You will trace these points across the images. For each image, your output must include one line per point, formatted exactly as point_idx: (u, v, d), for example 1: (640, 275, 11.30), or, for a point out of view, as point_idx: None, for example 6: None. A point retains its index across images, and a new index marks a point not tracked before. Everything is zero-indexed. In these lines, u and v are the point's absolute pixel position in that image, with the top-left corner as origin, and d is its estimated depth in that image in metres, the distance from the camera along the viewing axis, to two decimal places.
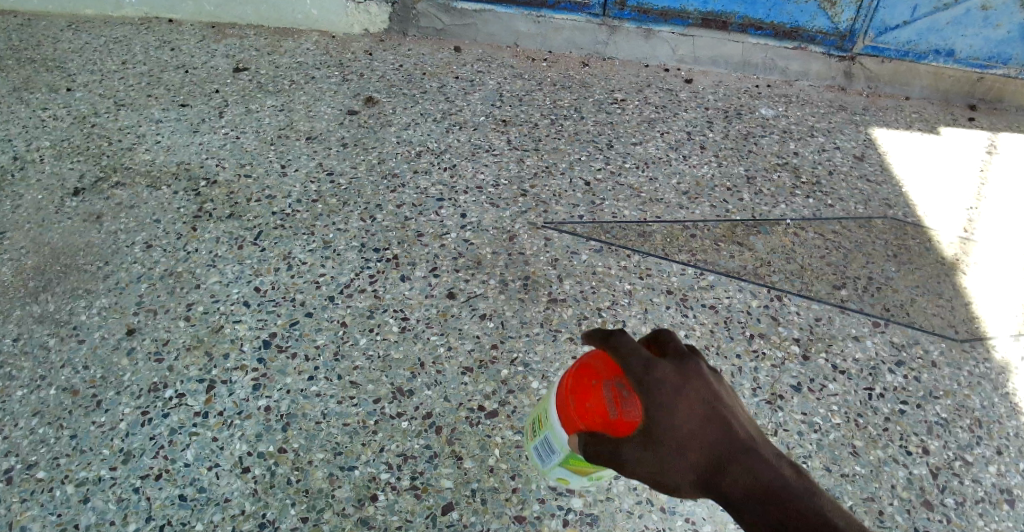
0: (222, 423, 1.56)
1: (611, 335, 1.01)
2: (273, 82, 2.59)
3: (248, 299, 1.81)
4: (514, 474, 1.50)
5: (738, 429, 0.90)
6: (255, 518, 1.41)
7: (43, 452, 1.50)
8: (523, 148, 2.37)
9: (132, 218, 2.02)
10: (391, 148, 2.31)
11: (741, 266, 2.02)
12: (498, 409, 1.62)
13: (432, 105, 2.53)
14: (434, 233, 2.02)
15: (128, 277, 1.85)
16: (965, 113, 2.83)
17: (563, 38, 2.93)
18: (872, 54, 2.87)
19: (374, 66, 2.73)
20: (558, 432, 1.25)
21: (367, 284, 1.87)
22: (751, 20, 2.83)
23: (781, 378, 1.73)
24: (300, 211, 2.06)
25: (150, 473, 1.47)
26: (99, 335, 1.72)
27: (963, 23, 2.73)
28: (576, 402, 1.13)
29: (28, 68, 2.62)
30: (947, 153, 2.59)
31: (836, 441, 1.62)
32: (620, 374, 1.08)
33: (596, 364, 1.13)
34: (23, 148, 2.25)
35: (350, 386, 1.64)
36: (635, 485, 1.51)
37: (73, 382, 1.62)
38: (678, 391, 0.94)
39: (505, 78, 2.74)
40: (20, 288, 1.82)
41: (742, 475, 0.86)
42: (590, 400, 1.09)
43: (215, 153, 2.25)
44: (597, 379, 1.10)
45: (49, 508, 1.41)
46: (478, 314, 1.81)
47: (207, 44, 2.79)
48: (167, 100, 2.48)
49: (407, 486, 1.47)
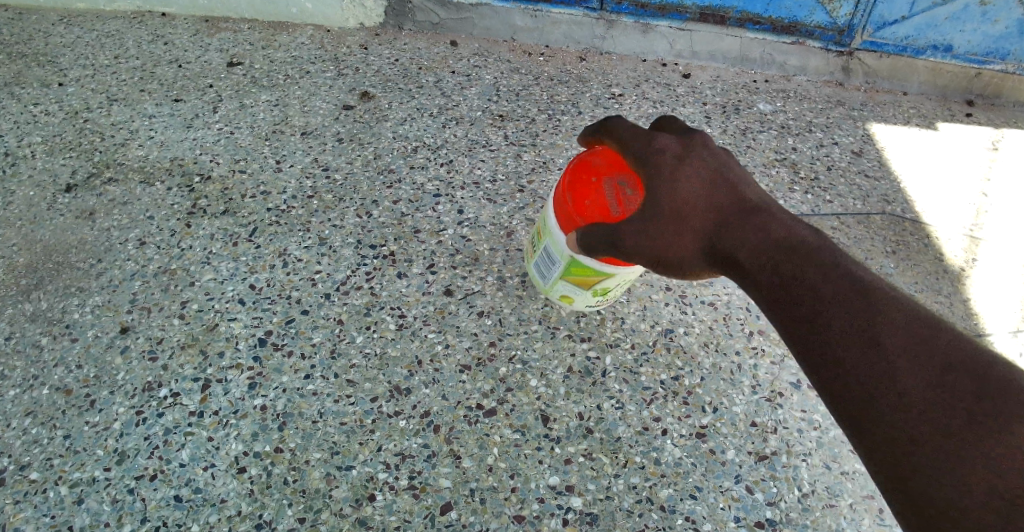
0: (217, 422, 1.54)
1: (613, 122, 1.32)
2: (268, 76, 2.56)
3: (243, 297, 1.79)
4: (512, 473, 1.50)
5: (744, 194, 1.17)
6: (251, 519, 1.41)
7: (36, 452, 1.49)
8: (520, 143, 2.35)
9: (125, 215, 1.99)
10: (388, 143, 2.29)
11: None
12: (497, 407, 1.61)
13: (428, 100, 2.51)
14: (431, 229, 2.00)
15: (121, 274, 1.83)
16: (963, 109, 2.83)
17: (560, 33, 2.90)
18: (870, 49, 2.86)
19: (369, 60, 2.70)
20: (555, 239, 1.55)
21: (363, 281, 1.85)
22: (749, 15, 2.82)
23: (780, 375, 1.73)
24: (295, 208, 2.04)
25: (145, 473, 1.47)
26: (92, 333, 1.70)
27: (961, 19, 2.73)
28: (574, 200, 1.44)
29: (20, 63, 2.59)
30: (945, 148, 2.59)
31: (835, 439, 1.63)
32: (612, 171, 1.41)
33: (593, 164, 1.44)
34: (14, 144, 2.22)
35: (346, 384, 1.62)
36: (635, 484, 1.51)
37: (66, 381, 1.60)
38: (680, 158, 1.21)
39: (501, 73, 2.72)
40: (12, 286, 1.80)
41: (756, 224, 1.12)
42: (591, 195, 1.41)
43: (209, 149, 2.22)
44: (597, 177, 1.42)
45: (42, 510, 1.41)
46: (476, 311, 1.80)
47: (200, 38, 2.76)
48: (160, 95, 2.45)
49: (405, 486, 1.47)
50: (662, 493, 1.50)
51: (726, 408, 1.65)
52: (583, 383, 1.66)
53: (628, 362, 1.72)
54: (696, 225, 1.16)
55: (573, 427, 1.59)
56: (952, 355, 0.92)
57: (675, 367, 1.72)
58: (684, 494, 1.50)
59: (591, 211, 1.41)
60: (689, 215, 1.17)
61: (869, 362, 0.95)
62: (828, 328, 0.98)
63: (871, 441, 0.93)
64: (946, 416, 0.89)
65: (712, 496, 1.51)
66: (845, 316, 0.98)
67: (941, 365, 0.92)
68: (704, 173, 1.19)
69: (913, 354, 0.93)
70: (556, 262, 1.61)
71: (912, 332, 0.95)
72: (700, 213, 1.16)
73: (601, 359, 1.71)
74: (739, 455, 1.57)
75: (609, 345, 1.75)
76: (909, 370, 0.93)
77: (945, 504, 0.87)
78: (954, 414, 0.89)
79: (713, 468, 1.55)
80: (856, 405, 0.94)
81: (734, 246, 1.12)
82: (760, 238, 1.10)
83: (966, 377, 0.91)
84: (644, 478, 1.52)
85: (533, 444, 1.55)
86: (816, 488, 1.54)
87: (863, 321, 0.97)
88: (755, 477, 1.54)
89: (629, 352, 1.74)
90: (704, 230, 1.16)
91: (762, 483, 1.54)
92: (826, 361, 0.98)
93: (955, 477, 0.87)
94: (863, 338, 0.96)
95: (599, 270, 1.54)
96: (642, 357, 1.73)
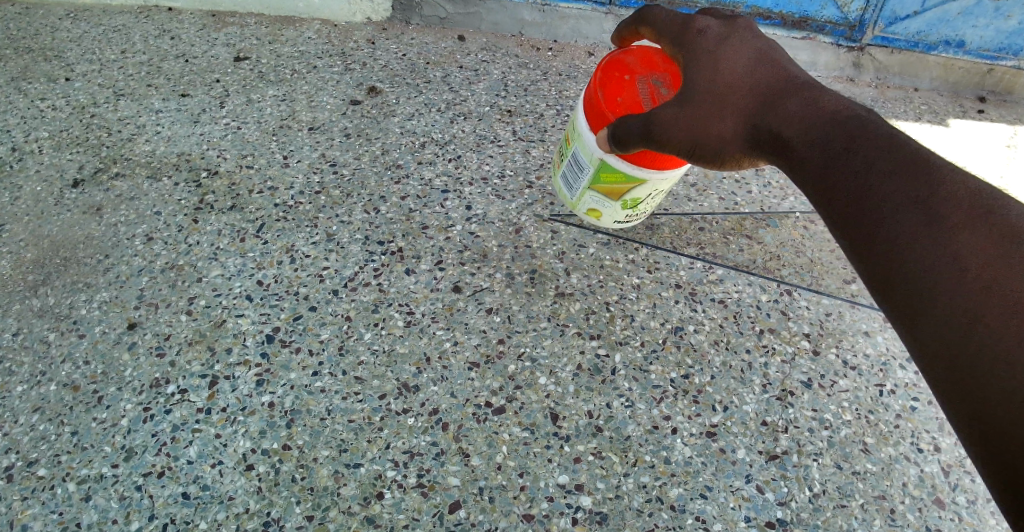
0: (224, 419, 1.54)
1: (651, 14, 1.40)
2: (275, 71, 2.55)
3: (250, 293, 1.78)
4: (521, 471, 1.49)
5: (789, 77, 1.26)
6: (260, 516, 1.41)
7: (44, 448, 1.48)
8: (529, 139, 2.34)
9: (132, 210, 1.99)
10: (395, 139, 2.28)
11: (751, 260, 1.98)
12: (506, 405, 1.60)
13: (435, 95, 2.49)
14: (439, 225, 1.99)
15: (128, 270, 1.82)
16: (975, 105, 2.80)
17: (569, 27, 2.89)
18: (881, 45, 2.83)
19: (376, 55, 2.68)
20: (584, 142, 1.61)
21: (371, 277, 1.84)
22: (759, 10, 2.78)
23: (791, 374, 1.72)
24: (302, 203, 2.03)
25: (153, 470, 1.46)
26: (99, 329, 1.69)
27: (974, 14, 2.70)
28: (606, 97, 1.50)
29: (27, 58, 2.58)
30: (957, 145, 2.56)
31: (847, 438, 1.61)
32: (645, 70, 1.47)
33: (627, 62, 1.50)
34: (21, 139, 2.22)
35: (355, 381, 1.62)
36: (644, 483, 1.50)
37: (74, 377, 1.60)
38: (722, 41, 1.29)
39: (509, 67, 2.70)
40: (19, 282, 1.79)
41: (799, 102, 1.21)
42: (623, 94, 1.47)
43: (216, 144, 2.21)
44: (630, 76, 1.48)
45: (50, 506, 1.41)
46: (484, 308, 1.78)
47: (207, 33, 2.75)
48: (167, 90, 2.44)
49: (414, 484, 1.47)
50: (672, 492, 1.49)
51: (736, 407, 1.64)
52: (592, 381, 1.65)
53: (637, 360, 1.70)
54: (737, 102, 1.26)
55: (582, 425, 1.57)
56: (982, 208, 0.97)
57: (685, 365, 1.71)
58: (694, 494, 1.49)
59: (623, 109, 1.48)
60: (729, 92, 1.26)
61: (899, 208, 1.02)
62: (860, 183, 1.07)
63: (891, 282, 0.99)
64: (969, 258, 0.94)
65: (722, 496, 1.50)
66: (879, 171, 1.06)
67: (971, 214, 0.97)
68: (752, 55, 1.28)
69: (943, 204, 0.99)
70: (585, 169, 1.68)
71: (945, 186, 1.00)
72: (741, 92, 1.26)
73: (610, 357, 1.70)
74: (749, 455, 1.56)
75: (618, 343, 1.73)
76: (936, 215, 0.98)
77: (960, 338, 0.91)
78: (976, 255, 0.94)
79: (724, 467, 1.54)
80: (881, 250, 1.01)
81: (774, 124, 1.22)
82: (803, 114, 1.20)
83: (994, 227, 0.95)
84: (654, 478, 1.51)
85: (542, 442, 1.54)
86: (827, 488, 1.53)
87: (895, 175, 1.04)
88: (765, 477, 1.53)
89: (638, 349, 1.73)
90: (744, 109, 1.25)
91: (773, 483, 1.52)
92: (856, 213, 1.06)
93: (972, 314, 0.91)
94: (894, 189, 1.03)
95: (626, 172, 1.61)
96: (652, 355, 1.72)
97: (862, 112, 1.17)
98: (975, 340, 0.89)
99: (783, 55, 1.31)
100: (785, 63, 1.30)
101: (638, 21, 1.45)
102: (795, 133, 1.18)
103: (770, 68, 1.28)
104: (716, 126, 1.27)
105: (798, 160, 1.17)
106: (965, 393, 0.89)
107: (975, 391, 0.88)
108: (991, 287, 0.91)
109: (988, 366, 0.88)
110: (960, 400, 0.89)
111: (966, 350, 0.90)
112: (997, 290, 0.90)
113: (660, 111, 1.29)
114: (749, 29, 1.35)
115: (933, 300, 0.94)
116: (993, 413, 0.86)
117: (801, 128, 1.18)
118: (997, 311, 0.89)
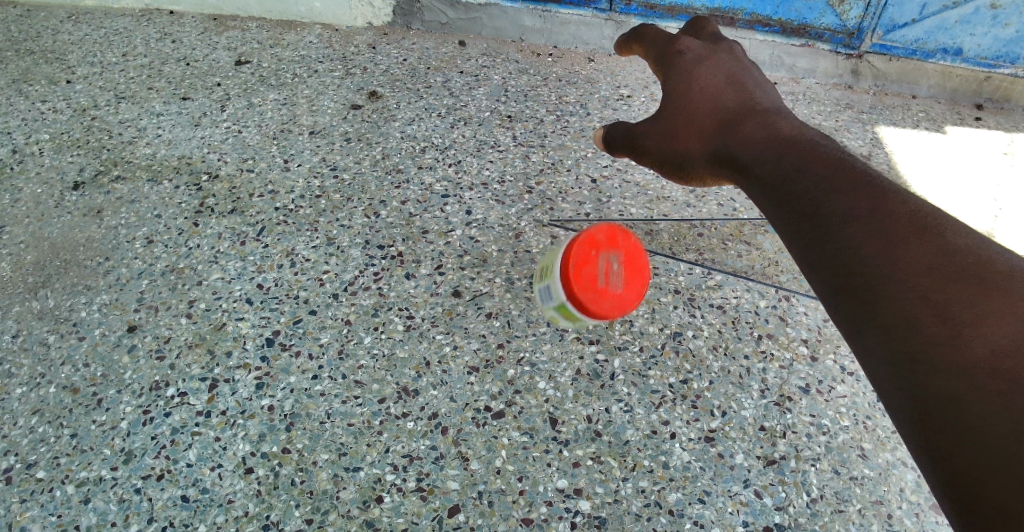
0: (224, 422, 1.54)
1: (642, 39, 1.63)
2: (276, 75, 2.56)
3: (250, 296, 1.79)
4: (520, 476, 1.50)
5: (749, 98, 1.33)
6: (259, 520, 1.41)
7: (43, 451, 1.49)
8: (528, 144, 2.34)
9: (133, 213, 1.99)
10: (396, 143, 2.28)
11: (749, 266, 1.99)
12: (505, 410, 1.60)
13: (436, 100, 2.50)
14: (439, 230, 2.00)
15: (128, 273, 1.83)
16: (972, 113, 2.82)
17: (569, 33, 2.90)
18: (880, 52, 2.86)
19: (377, 59, 2.69)
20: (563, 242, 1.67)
21: (371, 281, 1.84)
22: (758, 17, 2.80)
23: (789, 380, 1.72)
24: (303, 207, 2.03)
25: (152, 473, 1.46)
26: (99, 332, 1.70)
27: (972, 22, 2.71)
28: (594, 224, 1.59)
29: (27, 60, 2.58)
30: (954, 152, 2.58)
31: (845, 443, 1.62)
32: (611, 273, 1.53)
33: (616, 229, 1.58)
34: (22, 141, 2.22)
35: (354, 385, 1.62)
36: (643, 487, 1.50)
37: (73, 379, 1.60)
38: (700, 65, 1.44)
39: (510, 73, 2.71)
40: (19, 284, 1.80)
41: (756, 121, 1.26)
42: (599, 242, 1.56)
43: (217, 147, 2.22)
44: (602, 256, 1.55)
45: (49, 509, 1.41)
46: (484, 312, 1.79)
47: (209, 36, 2.75)
48: (168, 93, 2.44)
49: (413, 487, 1.46)
50: (670, 497, 1.49)
51: (735, 412, 1.64)
52: (592, 385, 1.66)
53: (636, 365, 1.71)
54: (701, 116, 1.35)
55: (581, 430, 1.58)
56: (926, 222, 0.93)
57: (683, 370, 1.71)
58: (692, 498, 1.49)
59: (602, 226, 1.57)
60: (695, 107, 1.37)
61: (846, 226, 0.97)
62: (809, 199, 1.04)
63: (843, 304, 0.93)
64: (911, 266, 0.89)
65: (720, 501, 1.50)
66: (824, 180, 1.05)
67: (916, 225, 0.93)
68: (721, 78, 1.40)
69: (887, 221, 0.94)
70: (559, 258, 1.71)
71: (892, 207, 0.96)
72: (702, 113, 1.35)
73: (609, 362, 1.71)
74: (748, 460, 1.56)
75: (617, 348, 1.74)
76: (879, 224, 0.95)
77: (905, 345, 0.85)
78: (920, 264, 0.89)
79: (722, 472, 1.54)
80: (831, 270, 0.95)
81: (731, 140, 1.26)
82: (760, 135, 1.22)
83: (940, 246, 0.90)
84: (653, 482, 1.51)
85: (541, 446, 1.55)
86: (824, 493, 1.53)
87: (842, 190, 1.01)
88: (763, 481, 1.53)
89: (637, 355, 1.73)
90: (707, 125, 1.33)
91: (771, 488, 1.52)
92: (807, 228, 1.01)
93: (915, 322, 0.85)
94: (842, 204, 1.00)
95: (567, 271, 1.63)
96: (651, 360, 1.72)
97: (813, 132, 1.20)
98: (921, 348, 0.84)
99: (753, 84, 1.39)
100: (751, 88, 1.38)
101: (636, 43, 1.66)
102: (748, 151, 1.21)
103: (735, 93, 1.37)
104: (682, 140, 1.37)
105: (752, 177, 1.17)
106: (916, 406, 0.82)
107: (926, 402, 0.81)
108: (935, 294, 0.86)
109: (940, 383, 0.81)
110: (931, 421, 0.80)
111: (912, 358, 0.84)
112: (942, 301, 0.85)
113: (638, 127, 1.48)
114: (727, 54, 1.48)
115: (880, 311, 0.88)
116: (946, 423, 0.79)
117: (755, 146, 1.21)
118: (939, 325, 0.84)
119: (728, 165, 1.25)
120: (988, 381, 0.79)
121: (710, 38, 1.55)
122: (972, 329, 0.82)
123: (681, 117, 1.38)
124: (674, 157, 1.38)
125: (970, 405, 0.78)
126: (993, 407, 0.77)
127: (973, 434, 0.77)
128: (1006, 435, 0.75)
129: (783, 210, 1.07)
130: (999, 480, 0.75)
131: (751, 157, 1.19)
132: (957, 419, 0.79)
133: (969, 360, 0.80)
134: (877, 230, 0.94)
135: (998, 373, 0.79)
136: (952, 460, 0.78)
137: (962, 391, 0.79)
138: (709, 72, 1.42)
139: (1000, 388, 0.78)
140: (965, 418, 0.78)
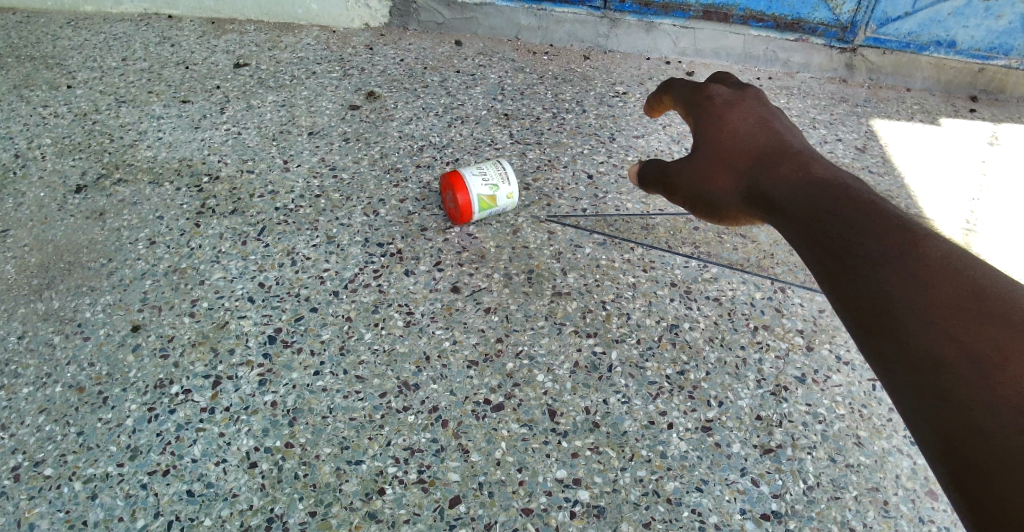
0: (228, 418, 1.56)
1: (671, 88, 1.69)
2: (274, 77, 2.58)
3: (252, 294, 1.81)
4: (520, 467, 1.52)
5: (785, 145, 1.35)
6: (263, 513, 1.42)
7: (50, 448, 1.51)
8: (525, 142, 2.36)
9: (136, 215, 2.01)
10: (394, 143, 2.31)
11: (744, 258, 2.01)
12: (505, 403, 1.62)
13: (433, 99, 2.52)
14: (437, 227, 2.02)
15: (131, 273, 1.85)
16: (967, 104, 2.84)
17: (564, 32, 2.92)
18: (873, 45, 2.88)
19: (374, 60, 2.71)
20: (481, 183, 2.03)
21: (371, 278, 1.87)
22: (752, 13, 2.83)
23: (785, 369, 1.75)
24: (303, 207, 2.05)
25: (158, 468, 1.48)
26: (104, 332, 1.72)
27: (965, 15, 2.74)
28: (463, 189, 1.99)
29: (28, 65, 2.61)
30: (948, 144, 2.59)
31: (840, 432, 1.63)
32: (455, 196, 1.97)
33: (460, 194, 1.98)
34: (24, 146, 2.25)
35: (356, 380, 1.64)
36: (641, 477, 1.52)
37: (79, 379, 1.63)
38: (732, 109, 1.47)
39: (506, 71, 2.73)
40: (24, 286, 1.82)
41: (788, 163, 1.28)
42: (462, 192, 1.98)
43: (217, 149, 2.25)
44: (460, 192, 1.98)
45: (56, 505, 1.42)
46: (483, 308, 1.81)
47: (207, 40, 2.78)
48: (168, 96, 2.47)
49: (414, 479, 1.48)
50: (668, 486, 1.51)
51: (731, 402, 1.66)
52: (590, 377, 1.68)
53: (634, 357, 1.73)
54: (735, 158, 1.37)
55: (580, 421, 1.60)
56: (954, 252, 0.93)
57: (680, 361, 1.74)
58: (690, 487, 1.51)
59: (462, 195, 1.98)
60: (731, 150, 1.39)
61: (874, 257, 0.97)
62: (836, 232, 1.04)
63: (864, 328, 0.92)
64: (932, 287, 0.89)
65: (717, 489, 1.51)
66: (850, 213, 1.06)
67: (941, 250, 0.93)
68: (754, 123, 1.43)
69: (911, 250, 0.94)
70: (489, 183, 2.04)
71: (919, 237, 0.96)
72: (737, 155, 1.37)
73: (607, 354, 1.73)
74: (745, 448, 1.58)
75: (615, 341, 1.76)
76: (902, 250, 0.95)
77: (921, 360, 0.84)
78: (941, 286, 0.89)
79: (720, 461, 1.55)
80: (854, 295, 0.95)
81: (762, 175, 1.29)
82: (791, 175, 1.24)
83: (962, 270, 0.90)
84: (651, 472, 1.53)
85: (540, 438, 1.57)
86: (821, 480, 1.54)
87: (870, 224, 1.02)
88: (760, 470, 1.55)
89: (634, 346, 1.75)
90: (741, 166, 1.35)
91: (768, 476, 1.54)
92: (833, 262, 1.01)
93: (930, 338, 0.85)
94: (868, 236, 1.00)
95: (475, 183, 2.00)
96: (648, 351, 1.75)
97: (847, 175, 1.21)
98: (929, 355, 0.84)
99: (785, 127, 1.41)
100: (782, 132, 1.40)
101: (663, 91, 1.75)
102: (779, 190, 1.23)
103: (766, 136, 1.39)
104: (715, 180, 1.39)
105: (782, 215, 1.18)
106: (919, 407, 0.82)
107: (932, 405, 0.81)
108: (952, 315, 0.85)
109: (952, 394, 0.80)
110: (942, 432, 0.79)
111: (921, 364, 0.84)
112: (957, 318, 0.85)
113: (671, 169, 1.52)
114: (757, 99, 1.51)
115: (899, 331, 0.88)
116: (947, 422, 0.79)
117: (783, 184, 1.23)
118: (953, 339, 0.83)
119: (760, 204, 1.26)
120: (997, 388, 0.78)
121: (738, 86, 1.58)
122: (986, 343, 0.81)
123: (714, 156, 1.41)
124: (705, 195, 1.42)
125: (975, 410, 0.78)
126: (999, 412, 0.76)
127: (976, 435, 0.76)
128: (1010, 437, 0.74)
129: (809, 242, 1.08)
130: (1002, 484, 0.73)
131: (782, 195, 1.21)
132: (959, 419, 0.78)
133: (980, 372, 0.79)
134: (900, 256, 0.95)
135: (1004, 381, 0.78)
136: (949, 457, 0.77)
137: (971, 399, 0.78)
138: (741, 118, 1.45)
139: (1006, 395, 0.77)
140: (970, 422, 0.77)
